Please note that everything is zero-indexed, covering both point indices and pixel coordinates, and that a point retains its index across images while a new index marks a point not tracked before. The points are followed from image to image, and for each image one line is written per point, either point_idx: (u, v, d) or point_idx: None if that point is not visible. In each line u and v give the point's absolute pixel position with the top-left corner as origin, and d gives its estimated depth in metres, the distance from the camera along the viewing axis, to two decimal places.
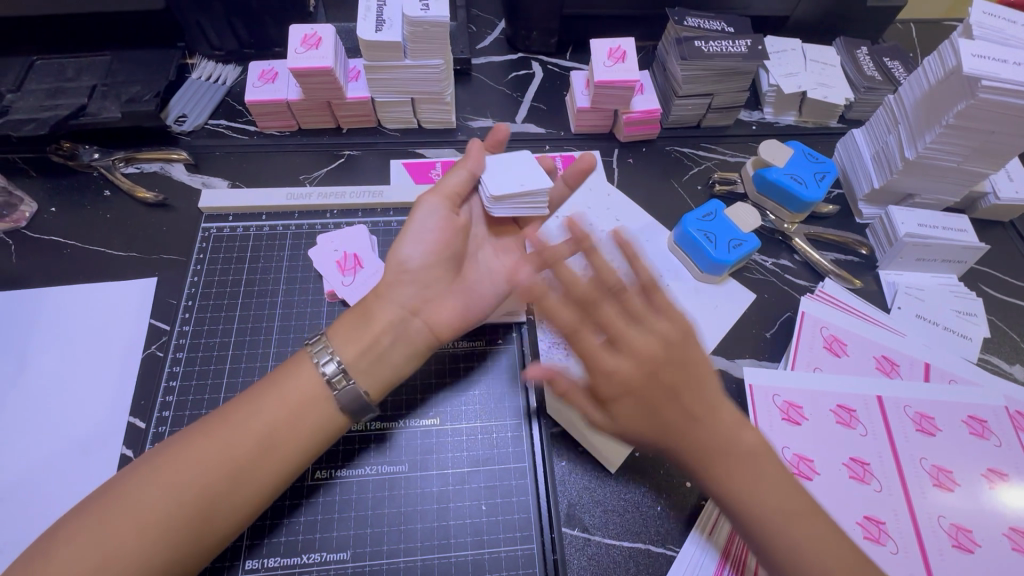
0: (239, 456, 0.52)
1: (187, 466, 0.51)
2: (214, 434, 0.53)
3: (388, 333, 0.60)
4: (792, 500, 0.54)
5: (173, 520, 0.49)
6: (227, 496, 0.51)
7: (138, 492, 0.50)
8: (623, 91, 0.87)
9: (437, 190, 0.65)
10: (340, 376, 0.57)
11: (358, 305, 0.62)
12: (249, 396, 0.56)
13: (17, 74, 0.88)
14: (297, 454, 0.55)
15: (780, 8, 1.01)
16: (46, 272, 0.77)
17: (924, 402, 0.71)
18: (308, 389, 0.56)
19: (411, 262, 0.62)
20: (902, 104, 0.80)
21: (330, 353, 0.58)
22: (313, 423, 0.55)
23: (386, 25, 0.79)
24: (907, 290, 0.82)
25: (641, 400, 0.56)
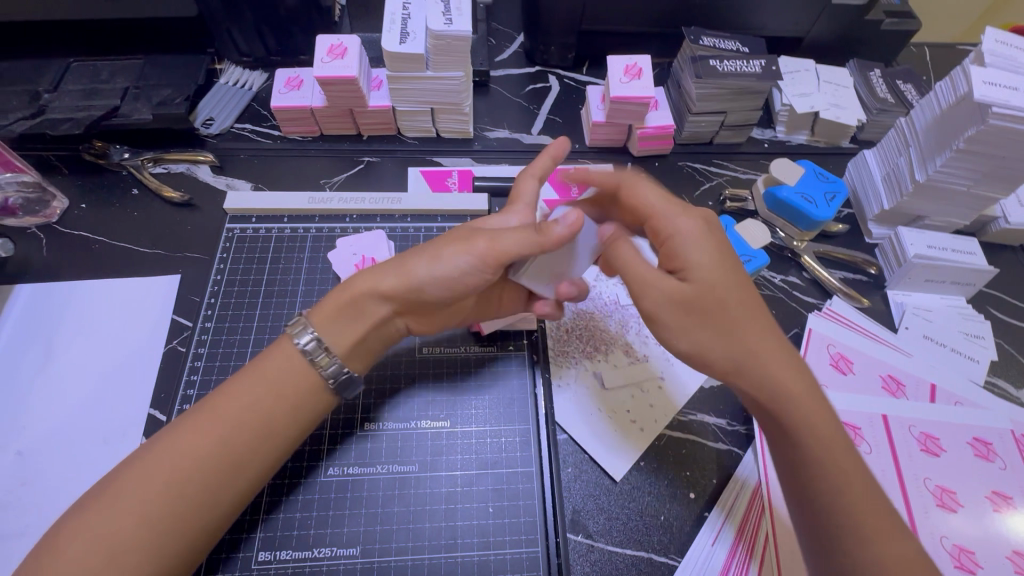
0: (234, 448, 0.54)
1: (180, 462, 0.52)
2: (203, 429, 0.54)
3: (377, 333, 0.62)
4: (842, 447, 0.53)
5: (172, 515, 0.50)
6: (226, 487, 0.53)
7: (133, 491, 0.50)
8: (638, 107, 0.89)
9: (493, 243, 0.60)
10: (319, 351, 0.58)
11: (356, 290, 0.60)
12: (233, 388, 0.56)
13: (55, 75, 0.91)
14: (290, 439, 0.57)
15: (794, 30, 1.03)
16: (75, 266, 0.80)
17: (929, 422, 0.72)
18: (298, 379, 0.57)
19: (427, 292, 0.61)
20: (914, 128, 0.81)
21: (308, 329, 0.59)
22: (307, 408, 0.58)
23: (411, 37, 0.82)
24: (914, 311, 0.83)
25: (713, 276, 0.58)
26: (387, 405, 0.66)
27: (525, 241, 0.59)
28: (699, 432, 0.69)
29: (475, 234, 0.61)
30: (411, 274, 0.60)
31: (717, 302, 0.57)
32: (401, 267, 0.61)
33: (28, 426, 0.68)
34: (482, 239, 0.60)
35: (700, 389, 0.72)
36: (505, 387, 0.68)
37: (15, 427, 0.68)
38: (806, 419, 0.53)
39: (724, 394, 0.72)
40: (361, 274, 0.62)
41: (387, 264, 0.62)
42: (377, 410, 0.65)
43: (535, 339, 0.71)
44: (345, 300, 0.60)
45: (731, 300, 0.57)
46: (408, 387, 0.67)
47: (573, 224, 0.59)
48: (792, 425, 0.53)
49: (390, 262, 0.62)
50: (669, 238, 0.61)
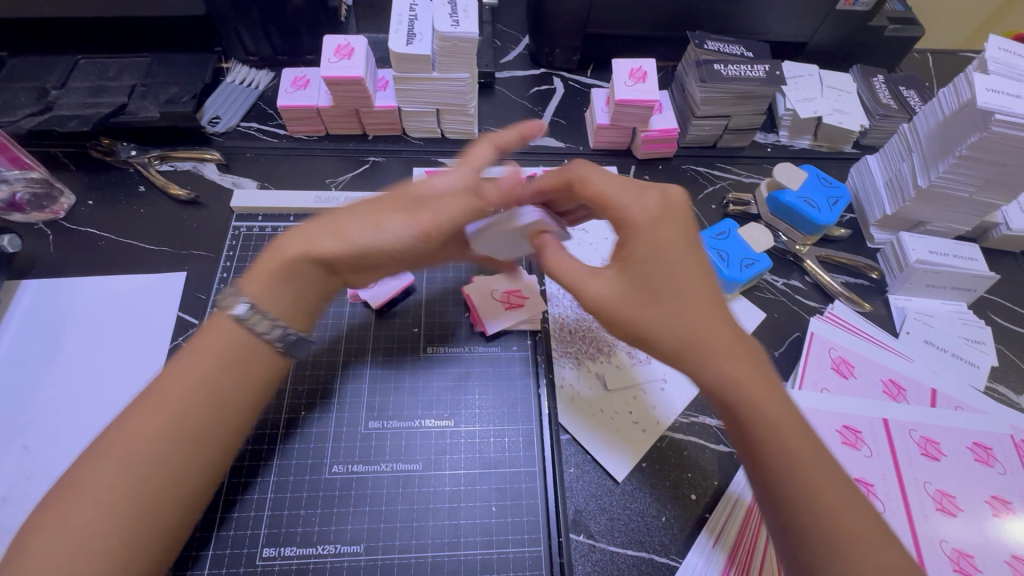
0: (189, 423, 0.52)
1: (136, 447, 0.50)
2: (153, 411, 0.52)
3: (316, 294, 0.61)
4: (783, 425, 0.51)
5: (137, 500, 0.49)
6: (188, 462, 0.52)
7: (93, 483, 0.49)
8: (643, 110, 0.89)
9: (431, 212, 0.60)
10: (257, 316, 0.57)
11: (290, 252, 0.58)
12: (177, 367, 0.55)
13: (63, 72, 0.92)
14: (246, 408, 0.56)
15: (798, 35, 1.04)
16: (81, 262, 0.81)
17: (929, 427, 0.72)
18: (243, 348, 0.56)
19: (364, 256, 0.59)
20: (916, 134, 0.81)
21: (241, 295, 0.57)
22: (258, 373, 0.57)
23: (417, 39, 0.82)
24: (915, 315, 0.83)
25: (671, 261, 0.55)
26: (335, 378, 0.67)
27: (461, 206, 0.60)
28: (701, 434, 0.70)
29: (416, 207, 0.60)
30: (348, 242, 0.58)
31: (667, 288, 0.54)
32: (336, 228, 0.59)
33: (34, 421, 0.69)
34: (421, 208, 0.60)
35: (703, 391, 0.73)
36: (509, 388, 0.69)
37: (22, 422, 0.68)
38: (748, 403, 0.51)
39: None
40: (286, 236, 0.60)
41: (319, 226, 0.60)
42: (381, 408, 0.66)
43: (537, 340, 0.72)
44: (277, 265, 0.58)
45: (685, 286, 0.54)
46: (344, 363, 0.69)
47: (512, 184, 0.62)
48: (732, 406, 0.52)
49: (321, 223, 0.60)
50: (622, 223, 0.58)
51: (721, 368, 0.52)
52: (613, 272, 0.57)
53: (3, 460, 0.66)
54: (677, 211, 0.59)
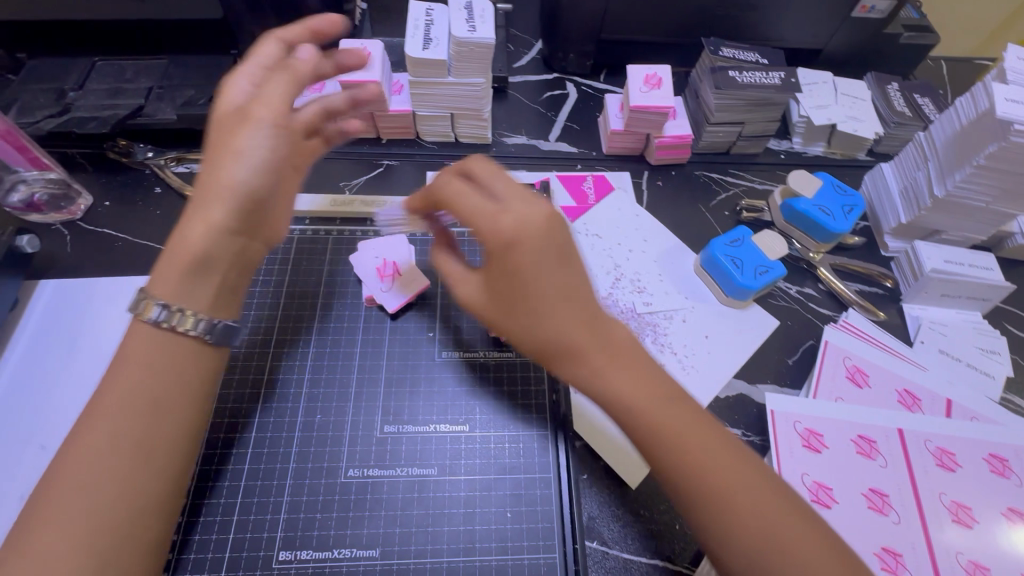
0: (132, 435, 0.49)
1: (87, 469, 0.47)
2: (92, 431, 0.49)
3: (231, 268, 0.57)
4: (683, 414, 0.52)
5: (103, 523, 0.47)
6: (143, 471, 0.49)
7: (54, 514, 0.46)
8: (657, 116, 0.89)
9: (279, 107, 0.58)
10: (175, 315, 0.53)
11: (194, 243, 0.54)
12: (110, 384, 0.51)
13: (81, 74, 0.92)
14: (194, 409, 0.53)
15: (813, 42, 1.04)
16: (98, 263, 0.81)
17: (945, 437, 0.72)
18: (170, 351, 0.53)
19: (256, 197, 0.56)
20: (933, 142, 0.81)
21: (149, 301, 0.53)
22: (194, 369, 0.54)
23: (433, 43, 0.83)
24: (930, 325, 0.83)
25: (529, 274, 0.52)
26: (274, 362, 0.69)
27: (295, 82, 0.60)
28: None
29: (247, 112, 0.57)
30: (227, 185, 0.54)
31: (529, 298, 0.53)
32: (213, 196, 0.55)
33: (51, 420, 0.69)
34: (264, 111, 0.57)
35: (715, 399, 0.77)
36: (525, 393, 0.69)
37: (38, 421, 0.69)
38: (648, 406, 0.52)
39: (738, 405, 0.76)
40: (179, 230, 0.55)
41: (196, 206, 0.55)
42: (396, 413, 0.66)
43: None
44: (176, 261, 0.55)
45: (546, 292, 0.53)
46: (284, 342, 0.71)
47: (315, 56, 0.63)
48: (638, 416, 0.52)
49: (199, 199, 0.55)
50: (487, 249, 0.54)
51: (591, 370, 0.53)
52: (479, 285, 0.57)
53: (19, 459, 0.66)
54: (534, 219, 0.54)
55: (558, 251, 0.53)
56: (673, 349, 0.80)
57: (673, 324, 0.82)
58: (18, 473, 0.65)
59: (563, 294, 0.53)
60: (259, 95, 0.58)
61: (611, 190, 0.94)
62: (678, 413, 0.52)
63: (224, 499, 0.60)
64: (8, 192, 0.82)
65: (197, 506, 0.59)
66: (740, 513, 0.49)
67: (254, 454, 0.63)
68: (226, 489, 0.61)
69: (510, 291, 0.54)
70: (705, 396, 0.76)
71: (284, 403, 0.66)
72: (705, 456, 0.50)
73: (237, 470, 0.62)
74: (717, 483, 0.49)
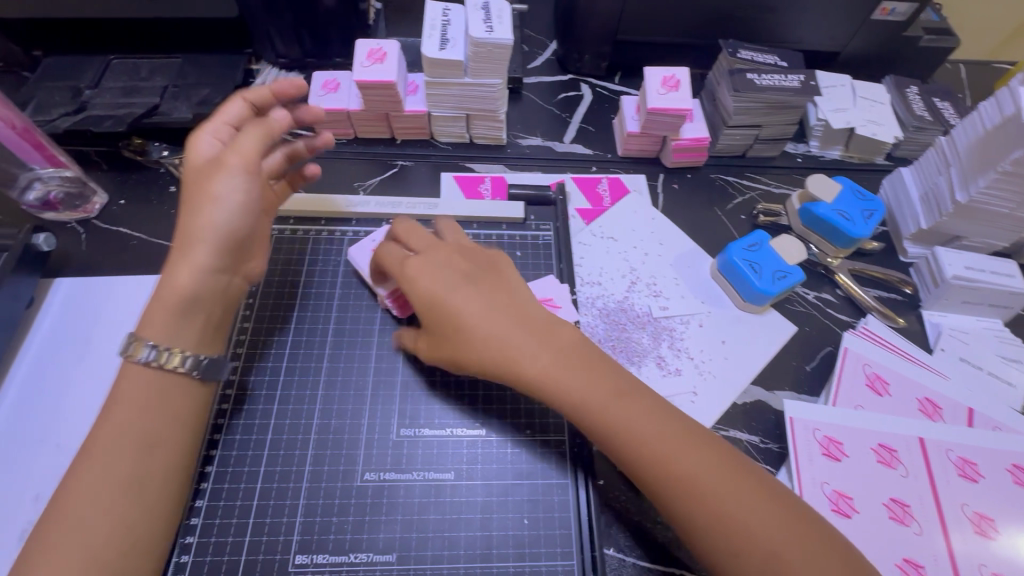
0: (123, 473, 0.53)
1: (82, 508, 0.51)
2: (86, 470, 0.53)
3: (217, 304, 0.62)
4: (666, 428, 0.56)
5: (96, 558, 0.50)
6: (133, 510, 0.52)
7: (53, 551, 0.49)
8: (674, 119, 0.88)
9: (248, 155, 0.63)
10: (163, 353, 0.57)
11: (182, 285, 0.59)
12: (103, 425, 0.55)
13: (97, 72, 0.92)
14: (182, 445, 0.56)
15: (832, 45, 1.03)
16: (113, 261, 0.81)
17: (968, 447, 0.71)
18: (160, 389, 0.57)
19: (236, 234, 0.62)
20: (955, 147, 0.80)
21: (139, 342, 0.57)
22: (184, 407, 0.58)
23: (450, 44, 0.82)
24: (951, 332, 0.82)
25: (455, 312, 0.61)
26: (259, 370, 0.68)
27: (265, 133, 0.65)
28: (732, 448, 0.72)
29: (221, 160, 0.62)
30: (206, 226, 0.60)
31: (469, 337, 0.60)
32: (194, 237, 0.60)
33: (66, 419, 0.69)
34: (234, 160, 0.62)
35: (733, 405, 0.76)
36: None
37: (53, 420, 0.69)
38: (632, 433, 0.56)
39: (755, 411, 0.76)
40: (164, 277, 0.60)
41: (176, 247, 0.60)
42: (413, 416, 0.66)
43: None
44: (166, 304, 0.59)
45: (486, 328, 0.60)
46: (267, 341, 0.70)
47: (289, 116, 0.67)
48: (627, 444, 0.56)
49: (179, 241, 0.60)
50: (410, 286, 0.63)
51: (558, 384, 0.58)
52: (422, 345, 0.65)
53: (35, 458, 0.66)
54: (438, 258, 0.64)
55: (463, 283, 0.63)
56: (689, 354, 0.79)
57: (690, 329, 0.81)
58: (33, 473, 0.65)
59: (507, 323, 0.60)
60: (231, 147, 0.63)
61: (627, 193, 0.94)
62: (643, 416, 0.57)
63: (238, 500, 0.60)
64: (23, 189, 0.81)
65: (210, 508, 0.59)
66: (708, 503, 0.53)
67: (270, 456, 0.62)
68: (241, 491, 0.60)
69: (444, 331, 0.62)
70: (721, 403, 0.75)
71: (299, 404, 0.66)
72: (668, 455, 0.55)
73: (253, 472, 0.61)
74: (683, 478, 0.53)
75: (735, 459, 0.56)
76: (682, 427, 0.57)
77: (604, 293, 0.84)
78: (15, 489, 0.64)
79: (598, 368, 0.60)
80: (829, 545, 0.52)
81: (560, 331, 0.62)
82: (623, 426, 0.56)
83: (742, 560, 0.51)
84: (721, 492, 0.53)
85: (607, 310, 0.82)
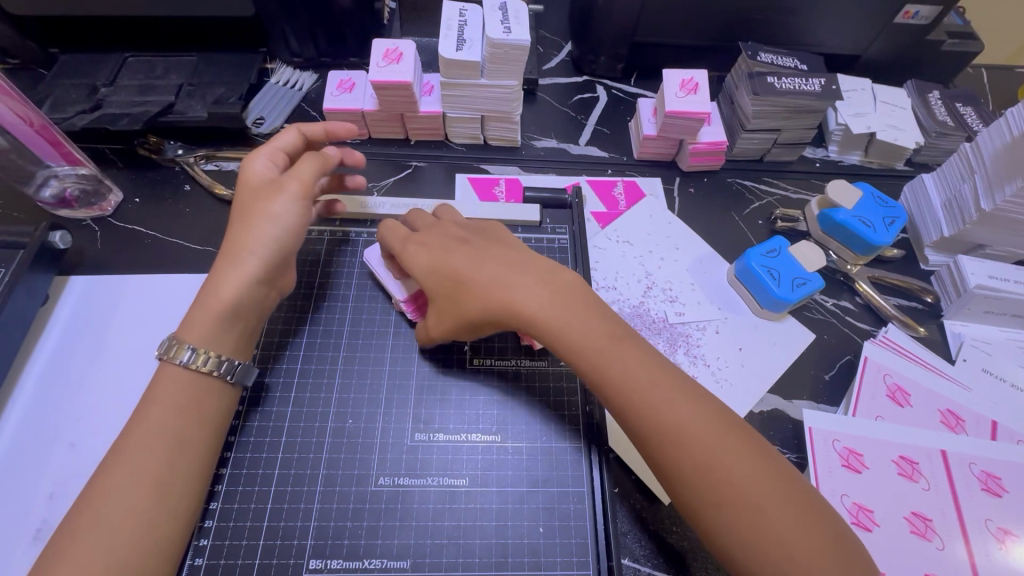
0: (153, 473, 0.53)
1: (112, 507, 0.51)
2: (117, 470, 0.53)
3: (254, 314, 0.64)
4: (653, 375, 0.56)
5: (121, 557, 0.50)
6: (158, 511, 0.52)
7: (80, 552, 0.49)
8: (692, 122, 0.87)
9: (306, 184, 0.68)
10: (201, 356, 0.59)
11: (228, 294, 0.61)
12: (134, 425, 0.56)
13: (112, 70, 0.92)
14: (209, 447, 0.57)
15: (852, 48, 1.01)
16: (128, 260, 0.81)
17: (992, 461, 0.69)
18: (195, 390, 0.58)
19: (285, 249, 0.66)
20: (981, 154, 0.78)
21: (180, 345, 0.59)
22: (213, 410, 0.59)
23: (467, 45, 0.81)
24: (973, 342, 0.80)
25: (457, 270, 0.64)
26: (277, 369, 0.67)
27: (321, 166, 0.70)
28: None
29: (280, 183, 0.67)
30: (260, 241, 0.64)
31: (473, 288, 0.63)
32: (243, 247, 0.63)
33: (80, 417, 0.69)
34: (292, 185, 0.67)
35: (750, 414, 0.75)
36: (559, 403, 0.67)
37: (68, 417, 0.69)
38: (620, 378, 0.56)
39: (772, 420, 0.75)
40: (210, 283, 0.63)
41: (225, 252, 0.64)
42: (427, 421, 0.65)
43: None
44: (205, 307, 0.62)
45: (491, 279, 0.62)
46: (281, 345, 0.69)
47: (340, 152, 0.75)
48: (614, 388, 0.57)
49: (227, 249, 0.64)
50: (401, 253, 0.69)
51: (562, 326, 0.59)
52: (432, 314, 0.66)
53: (49, 456, 0.66)
54: (433, 229, 0.70)
55: (464, 246, 0.67)
56: (705, 361, 0.78)
57: (706, 335, 0.80)
58: (48, 471, 0.65)
59: (512, 272, 0.63)
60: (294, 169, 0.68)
61: (642, 197, 0.93)
62: (635, 364, 0.57)
63: (252, 503, 0.60)
64: (39, 186, 0.82)
65: (225, 510, 0.59)
66: (703, 456, 0.52)
67: (285, 458, 0.62)
68: (256, 494, 0.60)
69: (451, 291, 0.64)
70: (738, 411, 0.74)
71: (314, 405, 0.66)
72: (660, 403, 0.55)
73: (267, 475, 0.61)
74: (679, 429, 0.53)
75: (733, 417, 0.55)
76: (671, 375, 0.57)
77: (619, 298, 0.83)
78: (29, 487, 0.64)
79: (602, 317, 0.61)
80: (812, 504, 0.52)
81: (563, 278, 0.63)
82: (622, 375, 0.57)
83: (723, 509, 0.51)
84: (711, 444, 0.53)
85: (623, 315, 0.81)
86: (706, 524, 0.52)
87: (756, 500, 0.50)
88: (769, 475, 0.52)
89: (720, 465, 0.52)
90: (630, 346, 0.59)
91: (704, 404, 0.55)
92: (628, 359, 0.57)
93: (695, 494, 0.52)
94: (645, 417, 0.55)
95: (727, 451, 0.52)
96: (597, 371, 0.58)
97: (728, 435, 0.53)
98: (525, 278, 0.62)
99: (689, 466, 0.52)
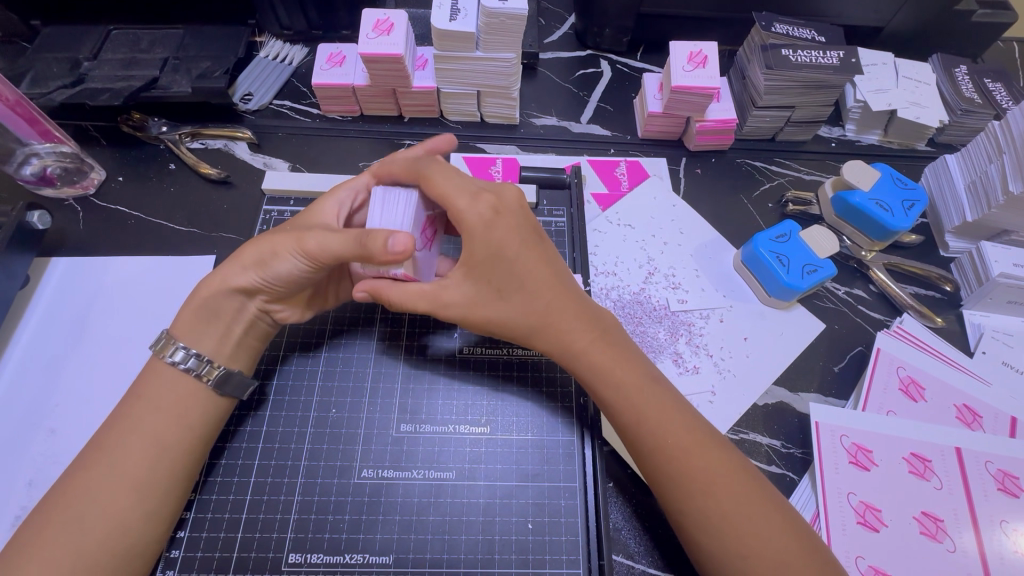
0: (133, 476, 0.51)
1: (88, 504, 0.50)
2: (97, 467, 0.51)
3: (240, 325, 0.60)
4: (683, 426, 0.55)
5: (88, 557, 0.48)
6: (135, 514, 0.50)
7: (48, 547, 0.48)
8: (700, 98, 0.82)
9: (307, 247, 0.57)
10: (203, 364, 0.57)
11: (207, 297, 0.58)
12: (118, 421, 0.54)
13: (95, 43, 0.88)
14: (193, 451, 0.55)
15: (875, 18, 0.95)
16: (112, 241, 0.79)
17: (1008, 459, 0.65)
18: (181, 393, 0.56)
19: (286, 286, 0.60)
20: (1010, 133, 0.73)
21: (178, 345, 0.57)
22: (200, 419, 0.56)
23: (462, 15, 0.76)
24: (993, 334, 0.76)
25: (519, 264, 0.57)
26: (274, 365, 0.65)
27: (343, 250, 0.55)
28: (752, 452, 0.68)
29: (303, 245, 0.57)
30: (267, 273, 0.58)
31: (524, 290, 0.57)
32: (260, 266, 0.58)
33: (59, 403, 0.67)
34: (293, 237, 0.57)
35: (754, 407, 0.71)
36: (555, 396, 0.64)
37: (47, 403, 0.67)
38: (649, 418, 0.55)
39: (777, 414, 0.71)
40: (218, 268, 0.60)
41: (245, 259, 0.59)
42: (414, 412, 0.63)
43: None
44: (207, 310, 0.59)
45: (542, 296, 0.58)
46: (285, 357, 0.65)
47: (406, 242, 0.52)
48: (644, 430, 0.55)
49: (248, 254, 0.59)
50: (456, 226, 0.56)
51: (595, 367, 0.57)
52: (458, 277, 0.58)
53: (30, 443, 0.64)
54: (511, 208, 0.58)
55: (533, 240, 0.59)
56: (708, 351, 0.75)
57: (710, 324, 0.77)
58: (28, 458, 0.64)
59: (558, 291, 0.58)
60: (316, 234, 0.56)
61: (646, 177, 0.89)
62: (662, 408, 0.56)
63: (230, 494, 0.58)
64: (19, 165, 0.78)
65: (205, 501, 0.57)
66: (724, 506, 0.51)
67: (265, 449, 0.60)
68: (234, 486, 0.58)
69: (501, 278, 0.57)
70: (742, 405, 0.71)
71: (296, 395, 0.63)
72: (690, 454, 0.53)
73: (247, 466, 0.59)
74: (707, 479, 0.52)
75: (755, 472, 0.54)
76: (703, 429, 0.56)
77: (619, 284, 0.79)
78: (8, 474, 0.62)
79: (634, 360, 0.59)
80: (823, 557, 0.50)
81: (602, 318, 0.61)
82: (654, 419, 0.55)
83: (749, 563, 0.49)
84: (736, 495, 0.51)
85: (621, 302, 0.78)
86: (703, 566, 0.52)
87: (781, 562, 0.49)
88: (795, 531, 0.51)
89: (739, 525, 0.50)
90: (660, 392, 0.57)
91: (727, 451, 0.55)
92: (662, 403, 0.56)
93: (709, 543, 0.51)
94: (674, 460, 0.53)
95: (753, 506, 0.51)
96: (627, 415, 0.56)
97: (758, 493, 0.52)
98: (569, 307, 0.59)
99: (710, 517, 0.51)
